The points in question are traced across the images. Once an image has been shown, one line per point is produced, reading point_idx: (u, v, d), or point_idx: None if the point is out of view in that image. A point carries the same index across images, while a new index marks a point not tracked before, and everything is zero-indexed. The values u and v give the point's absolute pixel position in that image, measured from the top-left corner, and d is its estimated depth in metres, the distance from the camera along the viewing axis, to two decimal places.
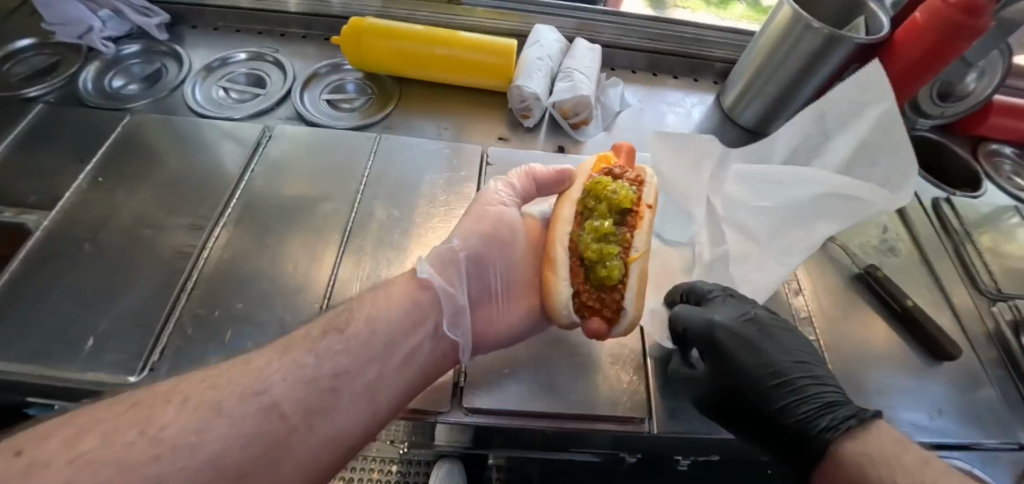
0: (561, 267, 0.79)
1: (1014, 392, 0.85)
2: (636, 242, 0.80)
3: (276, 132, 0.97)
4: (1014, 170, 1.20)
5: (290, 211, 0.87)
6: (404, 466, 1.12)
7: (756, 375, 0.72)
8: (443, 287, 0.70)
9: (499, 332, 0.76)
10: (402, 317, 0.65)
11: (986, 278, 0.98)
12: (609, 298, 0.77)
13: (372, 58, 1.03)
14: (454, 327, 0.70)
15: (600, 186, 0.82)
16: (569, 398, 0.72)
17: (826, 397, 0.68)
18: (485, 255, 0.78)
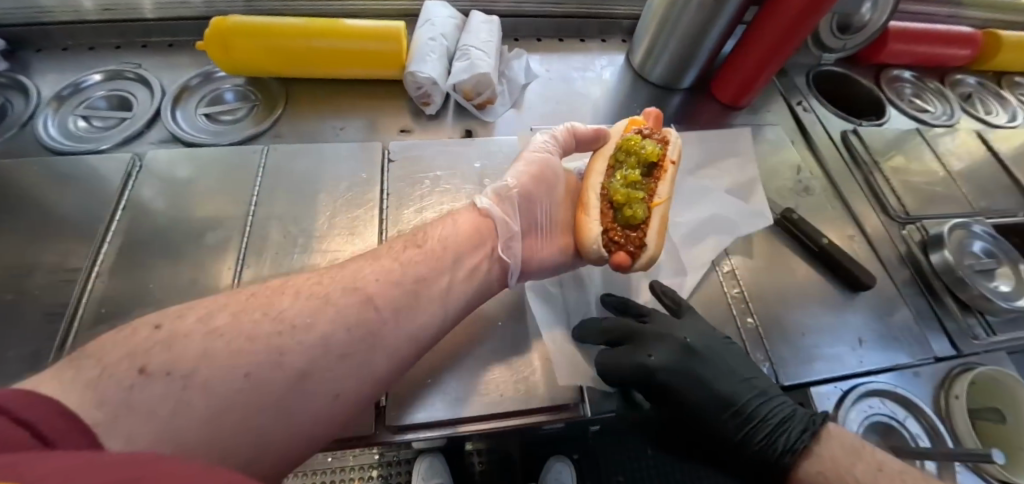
0: (592, 209, 0.79)
1: (925, 308, 0.90)
2: (660, 191, 0.81)
3: (146, 159, 0.87)
4: (914, 93, 1.25)
5: (175, 244, 0.78)
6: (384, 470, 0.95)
7: (706, 407, 0.72)
8: (503, 216, 0.74)
9: (541, 264, 0.77)
10: (465, 239, 0.72)
11: (895, 202, 1.02)
12: (634, 237, 0.77)
13: (248, 62, 0.92)
14: (507, 249, 0.73)
15: (631, 140, 0.83)
16: (503, 396, 0.70)
17: (776, 414, 0.70)
18: (536, 192, 0.79)
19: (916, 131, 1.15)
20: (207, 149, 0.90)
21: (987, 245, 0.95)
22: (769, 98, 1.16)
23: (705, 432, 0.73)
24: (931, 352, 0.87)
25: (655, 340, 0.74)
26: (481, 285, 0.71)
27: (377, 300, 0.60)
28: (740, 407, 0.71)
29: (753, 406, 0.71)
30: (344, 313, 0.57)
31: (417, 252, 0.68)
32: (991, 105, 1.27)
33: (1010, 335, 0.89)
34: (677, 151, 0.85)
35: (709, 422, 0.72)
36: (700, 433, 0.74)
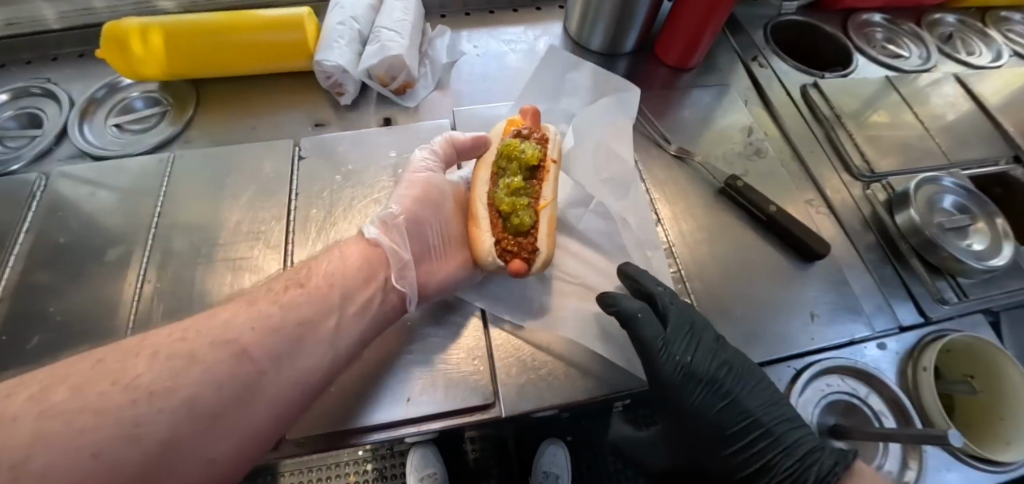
0: (482, 221, 0.73)
1: (891, 275, 0.83)
2: (545, 192, 0.74)
3: (52, 176, 0.83)
4: (886, 37, 1.15)
5: (76, 265, 0.75)
6: (379, 463, 1.13)
7: (723, 418, 0.65)
8: (391, 246, 0.67)
9: (441, 285, 0.70)
10: (355, 272, 0.64)
11: (858, 159, 0.93)
12: (525, 243, 0.71)
13: (151, 65, 0.87)
14: (401, 279, 0.66)
15: (508, 144, 0.75)
16: (406, 399, 0.63)
17: (805, 444, 0.63)
18: (424, 211, 0.72)
19: (885, 79, 1.06)
20: (115, 160, 0.85)
21: (959, 199, 0.87)
22: (722, 57, 1.07)
23: (708, 447, 0.67)
24: (895, 322, 0.80)
25: (695, 341, 0.65)
26: (375, 320, 0.64)
27: (275, 313, 0.56)
28: (762, 428, 0.64)
29: (781, 432, 0.63)
30: (218, 324, 0.53)
31: (300, 292, 0.60)
32: (974, 44, 1.17)
33: (985, 296, 0.81)
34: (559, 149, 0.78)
35: (720, 437, 0.65)
36: (702, 446, 0.68)
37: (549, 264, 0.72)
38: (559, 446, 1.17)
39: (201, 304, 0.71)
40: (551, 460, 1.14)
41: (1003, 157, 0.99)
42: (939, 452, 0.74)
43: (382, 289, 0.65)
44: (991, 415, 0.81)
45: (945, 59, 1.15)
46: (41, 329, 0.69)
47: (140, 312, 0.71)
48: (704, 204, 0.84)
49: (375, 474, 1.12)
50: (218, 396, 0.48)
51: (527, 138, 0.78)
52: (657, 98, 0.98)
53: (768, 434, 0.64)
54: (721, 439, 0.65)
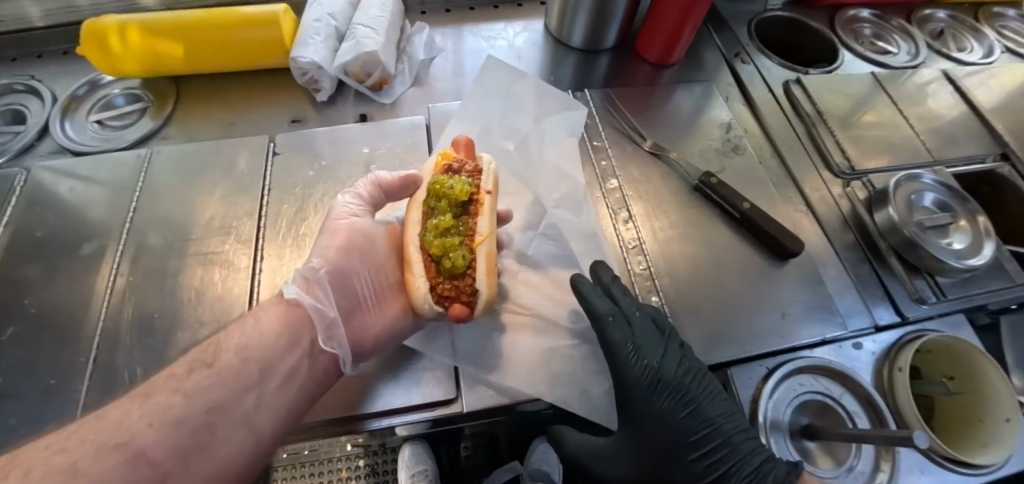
0: (415, 266, 0.69)
1: (867, 274, 0.82)
2: (479, 227, 0.71)
3: (32, 171, 0.84)
4: (874, 33, 1.14)
5: (52, 259, 0.76)
6: (370, 458, 1.16)
7: (685, 425, 0.64)
8: (314, 305, 0.61)
9: (378, 338, 0.66)
10: (271, 339, 0.58)
11: (839, 156, 0.92)
12: (463, 287, 0.68)
13: (130, 61, 0.87)
14: (329, 340, 0.61)
15: (435, 183, 0.71)
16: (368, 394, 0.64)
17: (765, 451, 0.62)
18: (348, 262, 0.68)
19: (871, 75, 1.04)
20: (94, 156, 0.86)
21: (938, 197, 0.86)
22: (704, 54, 1.06)
23: (670, 461, 0.63)
24: (871, 321, 0.79)
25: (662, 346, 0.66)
26: (304, 386, 0.58)
27: None
28: (724, 435, 0.63)
29: (740, 439, 0.63)
30: None
31: (233, 345, 0.56)
32: (966, 41, 1.17)
33: (965, 296, 0.80)
34: (492, 178, 0.75)
35: (684, 446, 0.63)
36: (665, 459, 0.64)
37: (491, 303, 0.70)
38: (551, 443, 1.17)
39: (171, 298, 0.72)
40: (543, 457, 1.16)
41: (990, 154, 0.98)
42: (912, 453, 0.73)
43: (310, 352, 0.60)
44: (971, 417, 0.79)
45: (935, 56, 1.13)
46: (15, 320, 0.70)
47: (111, 304, 0.71)
48: (678, 201, 0.83)
49: (366, 469, 1.15)
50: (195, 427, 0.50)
51: (458, 173, 0.74)
52: (637, 95, 0.97)
53: (730, 442, 0.63)
54: (683, 448, 0.63)
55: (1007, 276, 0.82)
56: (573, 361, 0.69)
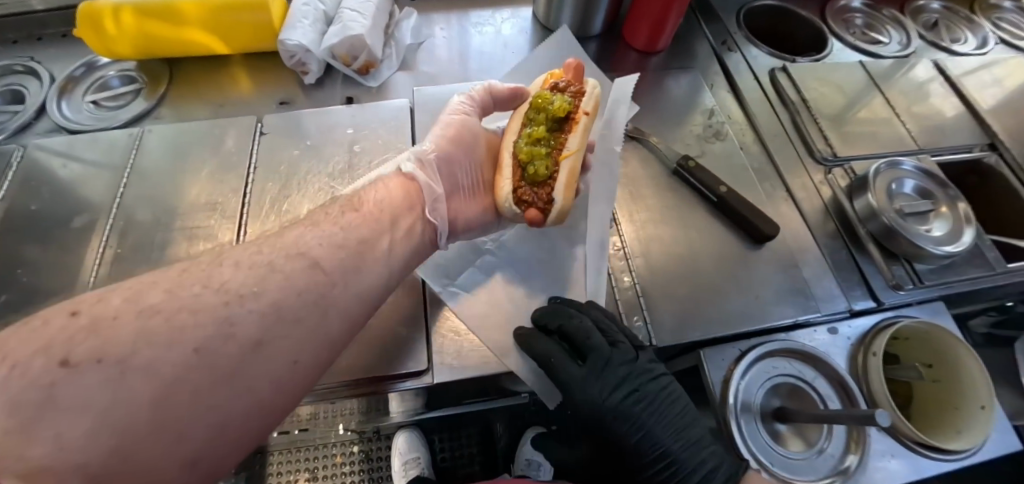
0: (506, 169, 0.77)
1: (846, 261, 0.82)
2: (570, 142, 0.77)
3: (29, 147, 0.87)
4: (864, 24, 1.14)
5: (45, 230, 0.79)
6: (365, 444, 1.18)
7: (635, 449, 0.67)
8: (426, 180, 0.67)
9: (466, 226, 0.73)
10: (399, 199, 0.65)
11: (821, 143, 0.92)
12: (541, 195, 0.74)
13: (124, 43, 0.89)
14: (434, 211, 0.67)
15: (539, 95, 0.77)
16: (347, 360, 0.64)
17: (707, 463, 0.67)
18: (456, 155, 0.74)
19: (859, 64, 1.04)
20: (88, 134, 0.89)
21: (919, 183, 0.86)
22: (693, 42, 1.07)
23: (628, 469, 0.70)
24: (847, 306, 0.79)
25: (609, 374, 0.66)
26: (418, 247, 0.64)
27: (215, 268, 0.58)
28: (669, 455, 0.68)
29: (683, 457, 0.67)
30: None
31: (343, 220, 0.59)
32: (960, 32, 1.16)
33: (943, 282, 0.80)
34: (593, 101, 0.79)
35: (637, 466, 0.69)
36: (623, 467, 0.71)
37: (564, 216, 0.76)
38: (543, 435, 1.19)
39: (158, 269, 0.74)
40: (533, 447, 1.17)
41: (979, 143, 0.98)
42: (882, 436, 0.74)
43: (422, 219, 0.65)
44: (946, 403, 0.80)
45: (927, 47, 1.12)
46: (6, 288, 0.72)
47: (98, 275, 0.74)
48: (656, 184, 0.84)
49: (360, 455, 1.17)
50: (266, 328, 0.46)
51: (563, 91, 0.79)
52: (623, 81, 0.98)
53: (677, 464, 0.67)
54: (632, 465, 0.69)
55: (987, 264, 0.82)
56: None
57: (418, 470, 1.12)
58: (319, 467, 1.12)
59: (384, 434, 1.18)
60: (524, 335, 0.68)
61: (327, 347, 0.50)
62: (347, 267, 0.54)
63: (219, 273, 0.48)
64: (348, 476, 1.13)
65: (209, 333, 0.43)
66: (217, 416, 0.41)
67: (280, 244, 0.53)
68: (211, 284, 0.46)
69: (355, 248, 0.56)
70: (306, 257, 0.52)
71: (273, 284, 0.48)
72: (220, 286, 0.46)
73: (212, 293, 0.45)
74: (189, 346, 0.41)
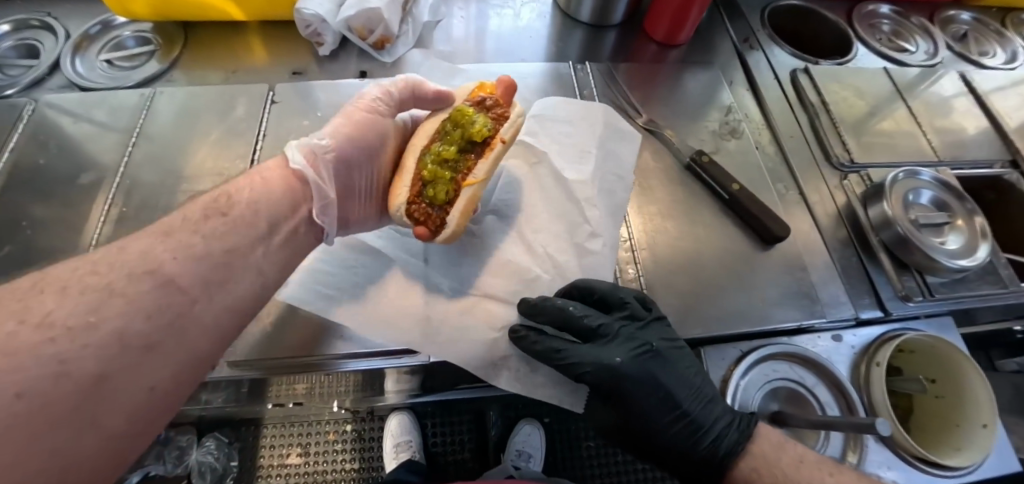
0: (404, 176, 0.69)
1: (855, 268, 0.80)
2: (477, 169, 0.68)
3: (41, 102, 0.87)
4: (891, 31, 1.11)
5: (50, 186, 0.79)
6: (359, 424, 1.17)
7: (652, 410, 0.63)
8: (316, 180, 0.59)
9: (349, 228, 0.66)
10: (279, 199, 0.57)
11: (840, 148, 0.90)
12: (436, 213, 0.67)
13: (139, 3, 0.89)
14: (322, 213, 0.59)
15: (461, 110, 0.69)
16: (301, 339, 0.66)
17: (719, 417, 0.65)
18: (358, 151, 0.65)
19: (883, 71, 1.02)
20: (99, 92, 0.89)
21: (937, 195, 0.84)
22: (715, 38, 1.05)
23: (647, 439, 0.66)
24: (853, 314, 0.77)
25: (616, 337, 0.64)
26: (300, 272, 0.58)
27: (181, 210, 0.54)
28: (687, 413, 0.64)
29: (700, 414, 0.64)
30: None
31: (217, 235, 0.51)
32: (989, 45, 1.13)
33: (953, 296, 0.78)
34: (515, 129, 0.71)
35: (659, 435, 0.65)
36: (638, 440, 0.67)
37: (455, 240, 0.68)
38: (534, 427, 1.20)
39: None
40: (524, 439, 1.17)
41: (999, 160, 0.96)
42: (879, 448, 0.72)
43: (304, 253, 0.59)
44: (950, 422, 0.78)
45: (954, 58, 1.10)
46: (10, 240, 0.73)
47: (102, 233, 0.74)
48: (667, 177, 0.83)
49: (353, 434, 1.16)
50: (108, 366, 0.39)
51: (487, 110, 0.71)
52: (640, 73, 0.96)
53: (695, 421, 0.64)
54: (652, 426, 0.64)
55: (1000, 281, 0.80)
56: None
57: (409, 452, 1.11)
58: (310, 443, 1.12)
59: (377, 414, 1.18)
60: (520, 336, 0.62)
61: (193, 365, 0.45)
62: (215, 315, 0.47)
63: (40, 303, 0.40)
64: (339, 454, 1.13)
65: (33, 375, 0.35)
66: (62, 461, 0.35)
67: (122, 260, 0.45)
68: (31, 318, 0.38)
69: (244, 247, 0.51)
70: (159, 275, 0.45)
71: (112, 309, 0.41)
72: (43, 320, 0.38)
73: (31, 330, 0.37)
74: (9, 391, 0.34)
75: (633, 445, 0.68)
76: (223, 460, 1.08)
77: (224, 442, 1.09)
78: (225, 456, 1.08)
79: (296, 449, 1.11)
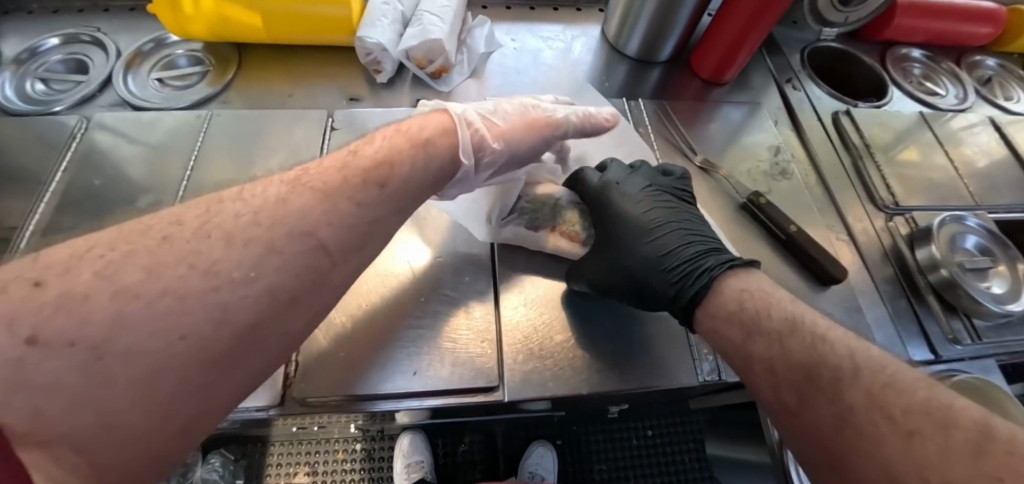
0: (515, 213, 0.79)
1: (906, 310, 0.83)
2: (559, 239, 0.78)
3: (94, 119, 0.86)
4: (922, 74, 1.15)
5: (107, 207, 0.77)
6: (369, 443, 1.14)
7: (643, 223, 0.73)
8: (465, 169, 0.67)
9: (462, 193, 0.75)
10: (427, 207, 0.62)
11: (884, 191, 0.93)
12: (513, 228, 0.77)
13: (200, 24, 0.89)
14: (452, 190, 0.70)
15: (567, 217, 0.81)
16: (364, 376, 0.64)
17: (706, 245, 0.71)
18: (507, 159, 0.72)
19: (919, 114, 1.05)
20: (154, 112, 0.88)
21: (980, 240, 0.87)
22: (758, 77, 1.08)
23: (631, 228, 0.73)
24: (906, 357, 0.79)
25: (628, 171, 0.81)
26: None
27: None
28: (677, 230, 0.72)
29: (691, 234, 0.72)
30: None
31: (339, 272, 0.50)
32: (1013, 90, 1.18)
33: (999, 341, 0.80)
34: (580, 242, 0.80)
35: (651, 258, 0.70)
36: (619, 247, 0.72)
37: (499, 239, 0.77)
38: (547, 449, 1.18)
39: None
40: (537, 461, 1.16)
41: None
42: None
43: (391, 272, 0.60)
44: None
45: (981, 102, 1.14)
46: None
47: None
48: (723, 216, 0.85)
49: (362, 453, 1.14)
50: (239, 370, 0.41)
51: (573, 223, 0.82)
52: (688, 109, 0.98)
53: (686, 237, 0.72)
54: (643, 239, 0.72)
55: None
56: (614, 357, 0.69)
57: (421, 473, 1.08)
58: (318, 462, 1.09)
59: (388, 434, 1.15)
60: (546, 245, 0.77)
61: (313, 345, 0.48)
62: None
63: (208, 251, 0.42)
64: (348, 474, 1.10)
65: (198, 320, 0.38)
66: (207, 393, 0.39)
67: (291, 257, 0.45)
68: (199, 265, 0.41)
69: None
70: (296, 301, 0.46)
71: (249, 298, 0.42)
72: (209, 268, 0.41)
73: (200, 277, 0.40)
74: None
75: (619, 243, 0.73)
76: (229, 478, 1.05)
77: (231, 459, 1.07)
78: (230, 474, 1.05)
79: (303, 470, 1.08)
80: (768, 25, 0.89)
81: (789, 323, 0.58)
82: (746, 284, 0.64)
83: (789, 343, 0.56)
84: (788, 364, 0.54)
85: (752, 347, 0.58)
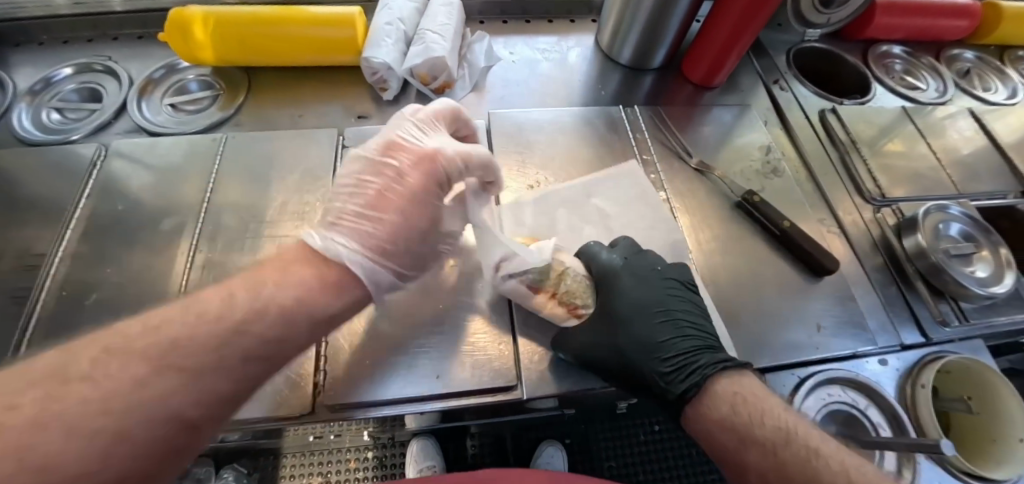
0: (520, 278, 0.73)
1: (897, 297, 0.87)
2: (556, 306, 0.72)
3: (112, 147, 0.89)
4: (903, 70, 1.21)
5: (131, 231, 0.81)
6: (380, 450, 1.15)
7: (642, 310, 0.71)
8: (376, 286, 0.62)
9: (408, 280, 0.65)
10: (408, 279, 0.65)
11: (871, 184, 0.98)
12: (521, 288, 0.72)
13: (209, 50, 0.92)
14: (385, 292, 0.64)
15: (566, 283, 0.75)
16: (390, 381, 0.68)
17: (703, 341, 0.69)
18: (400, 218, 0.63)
19: (901, 108, 1.10)
20: (171, 136, 0.91)
21: (963, 227, 0.92)
22: (747, 79, 1.13)
23: (628, 313, 0.71)
24: (898, 340, 0.84)
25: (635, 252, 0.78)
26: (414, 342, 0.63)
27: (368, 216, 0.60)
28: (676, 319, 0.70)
29: (688, 325, 0.70)
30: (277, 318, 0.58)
31: None
32: (991, 81, 1.23)
33: (986, 322, 0.85)
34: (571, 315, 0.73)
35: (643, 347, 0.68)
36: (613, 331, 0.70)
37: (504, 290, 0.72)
38: (557, 448, 1.21)
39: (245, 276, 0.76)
40: (548, 460, 1.19)
41: (1013, 190, 1.03)
42: (933, 468, 0.77)
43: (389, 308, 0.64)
44: (984, 436, 0.82)
45: (961, 94, 1.19)
46: (98, 286, 0.75)
47: (190, 278, 0.76)
48: (721, 215, 0.89)
49: (374, 461, 1.13)
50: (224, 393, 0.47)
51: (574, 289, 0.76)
52: (681, 113, 1.03)
53: (684, 331, 0.70)
54: (640, 326, 0.70)
55: None
56: None
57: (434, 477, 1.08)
58: (330, 471, 1.09)
59: (398, 440, 1.16)
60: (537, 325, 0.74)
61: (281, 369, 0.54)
62: None
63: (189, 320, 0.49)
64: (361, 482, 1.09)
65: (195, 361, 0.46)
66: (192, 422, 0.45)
67: None
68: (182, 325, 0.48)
69: None
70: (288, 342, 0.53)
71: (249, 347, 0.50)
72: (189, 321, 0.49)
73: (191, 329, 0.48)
74: None
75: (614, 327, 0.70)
76: None
77: (243, 473, 1.06)
78: None
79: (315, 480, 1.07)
80: (754, 31, 0.93)
81: (783, 434, 0.57)
82: (740, 385, 0.63)
83: (788, 452, 0.56)
84: (784, 477, 0.55)
85: (746, 455, 0.58)
